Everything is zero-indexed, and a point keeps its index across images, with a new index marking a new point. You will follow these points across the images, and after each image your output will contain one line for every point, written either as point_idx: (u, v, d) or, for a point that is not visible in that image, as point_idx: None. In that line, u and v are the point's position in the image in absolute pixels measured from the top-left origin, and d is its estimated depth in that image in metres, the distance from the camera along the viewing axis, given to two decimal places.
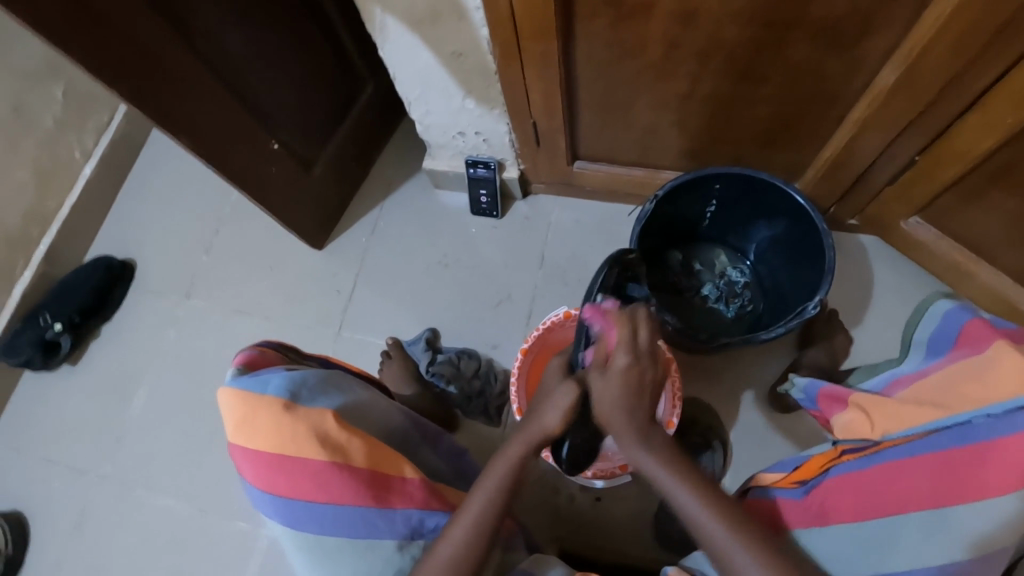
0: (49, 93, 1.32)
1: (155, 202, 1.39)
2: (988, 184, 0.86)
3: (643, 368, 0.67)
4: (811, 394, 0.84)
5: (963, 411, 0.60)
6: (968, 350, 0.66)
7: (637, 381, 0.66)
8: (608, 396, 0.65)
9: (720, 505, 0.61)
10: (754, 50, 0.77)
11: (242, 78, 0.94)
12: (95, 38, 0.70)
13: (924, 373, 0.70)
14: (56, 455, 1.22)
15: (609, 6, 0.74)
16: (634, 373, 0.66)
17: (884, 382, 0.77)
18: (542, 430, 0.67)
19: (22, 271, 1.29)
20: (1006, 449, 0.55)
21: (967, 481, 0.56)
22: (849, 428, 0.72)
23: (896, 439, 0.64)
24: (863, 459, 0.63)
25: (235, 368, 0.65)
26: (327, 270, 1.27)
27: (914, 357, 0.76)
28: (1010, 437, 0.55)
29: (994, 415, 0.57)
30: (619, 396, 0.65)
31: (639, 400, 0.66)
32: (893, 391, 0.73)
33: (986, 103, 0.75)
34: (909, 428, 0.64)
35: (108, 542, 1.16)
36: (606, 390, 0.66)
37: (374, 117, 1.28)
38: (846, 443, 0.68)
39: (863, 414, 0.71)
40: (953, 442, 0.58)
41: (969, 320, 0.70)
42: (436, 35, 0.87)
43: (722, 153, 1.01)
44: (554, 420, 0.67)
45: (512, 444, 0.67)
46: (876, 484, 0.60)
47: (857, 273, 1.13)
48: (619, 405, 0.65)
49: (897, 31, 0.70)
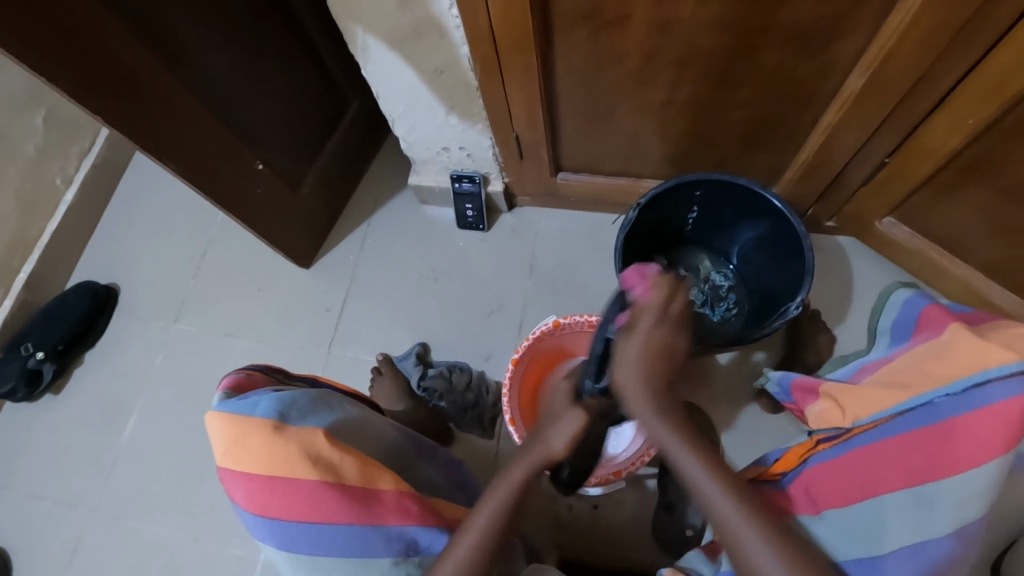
0: (31, 122, 1.27)
1: (140, 227, 1.38)
2: (956, 180, 0.89)
3: (668, 329, 0.70)
4: (785, 386, 0.85)
5: (924, 391, 0.60)
6: (928, 333, 0.67)
7: (662, 345, 0.70)
8: (632, 352, 0.69)
9: (734, 486, 0.61)
10: (727, 59, 0.79)
11: (227, 100, 0.95)
12: (80, 63, 0.71)
13: (889, 359, 0.70)
14: (43, 487, 1.20)
15: (586, 20, 0.76)
16: (659, 333, 0.70)
17: (852, 369, 0.77)
18: (545, 453, 0.68)
19: (4, 301, 1.28)
20: (968, 425, 0.56)
21: (937, 459, 0.57)
22: (821, 417, 0.70)
23: (866, 424, 0.64)
24: (838, 447, 0.66)
25: (223, 394, 0.65)
26: (317, 289, 1.27)
27: (880, 345, 0.76)
28: (973, 412, 0.56)
29: (953, 393, 0.58)
30: (641, 356, 0.69)
31: (659, 366, 0.69)
32: (861, 378, 0.72)
33: (950, 102, 0.79)
34: (875, 412, 0.64)
35: (99, 574, 1.13)
36: (630, 347, 0.70)
37: (359, 136, 1.29)
38: (821, 431, 0.69)
39: (833, 402, 0.70)
40: (920, 422, 0.60)
41: (928, 305, 0.70)
42: (418, 52, 0.88)
43: (701, 159, 1.03)
44: (559, 446, 0.69)
45: (516, 469, 0.67)
46: (853, 469, 0.63)
47: (836, 272, 1.16)
48: (641, 366, 0.68)
49: (861, 36, 0.73)
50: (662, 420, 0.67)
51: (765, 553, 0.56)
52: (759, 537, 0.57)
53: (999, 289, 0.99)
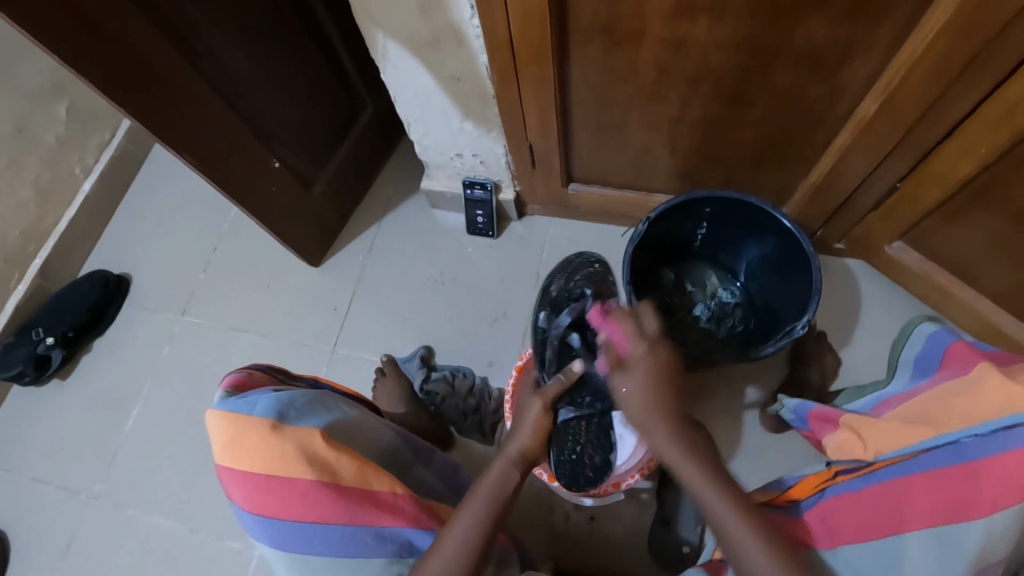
0: (54, 112, 1.30)
1: (154, 219, 1.40)
2: (967, 206, 0.89)
3: (658, 348, 0.69)
4: (802, 414, 0.85)
5: (951, 430, 0.60)
6: (953, 371, 0.68)
7: (666, 369, 0.68)
8: (638, 384, 0.67)
9: (744, 512, 0.62)
10: (742, 77, 0.80)
11: (245, 97, 0.97)
12: (102, 54, 0.72)
13: (914, 393, 0.71)
14: (45, 473, 1.21)
15: (602, 34, 0.77)
16: (652, 359, 0.68)
17: (874, 402, 0.78)
18: (519, 447, 0.72)
19: (18, 286, 1.29)
20: (996, 467, 0.56)
21: (961, 500, 0.57)
22: (841, 447, 0.71)
23: (888, 458, 0.64)
24: (858, 479, 0.66)
25: (224, 391, 0.66)
26: (325, 287, 1.28)
27: (901, 377, 0.78)
28: (999, 455, 0.56)
29: (982, 434, 0.58)
30: (648, 388, 0.67)
31: (668, 386, 0.67)
32: (881, 412, 0.73)
33: (964, 129, 0.78)
34: (900, 447, 0.64)
35: (96, 562, 1.14)
36: (631, 388, 0.68)
37: (374, 138, 1.31)
38: (841, 463, 0.69)
39: (854, 434, 0.70)
40: (945, 461, 0.59)
41: (954, 342, 0.72)
42: (436, 59, 0.90)
43: (712, 176, 1.04)
44: (529, 437, 0.73)
45: (509, 445, 0.73)
46: (872, 503, 0.63)
47: (845, 294, 1.15)
48: (648, 397, 0.67)
49: (875, 60, 0.74)
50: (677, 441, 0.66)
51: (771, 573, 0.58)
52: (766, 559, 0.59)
53: (1009, 316, 0.99)
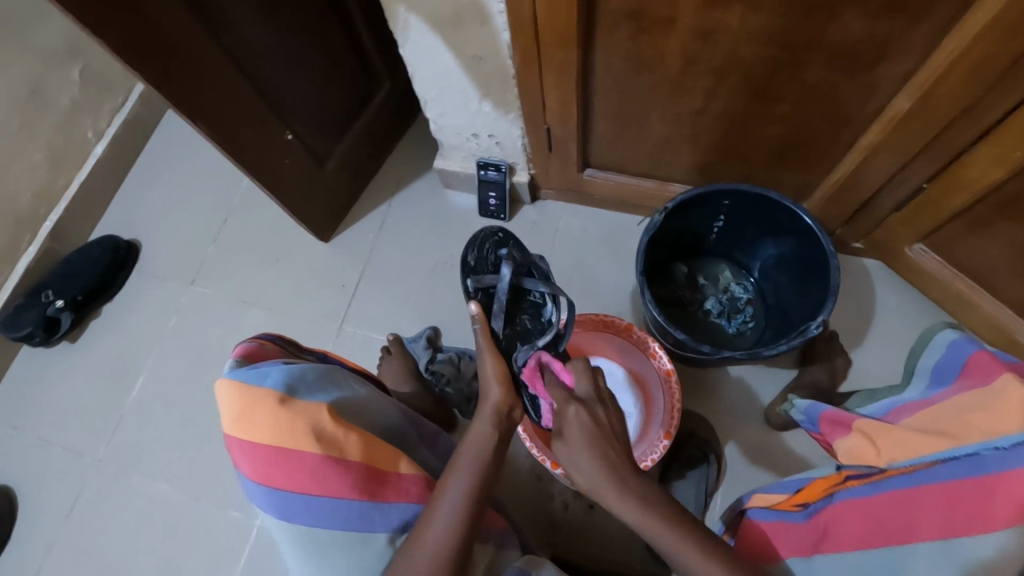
0: (68, 73, 1.26)
1: (166, 187, 1.40)
2: (992, 215, 0.87)
3: (593, 409, 0.67)
4: (813, 416, 0.82)
5: (971, 441, 0.55)
6: (974, 381, 0.63)
7: (603, 424, 0.66)
8: (581, 429, 0.65)
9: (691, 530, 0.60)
10: (772, 71, 0.78)
11: (261, 69, 0.95)
12: (123, 21, 0.70)
13: (930, 402, 0.67)
14: (52, 433, 1.22)
15: (631, 19, 0.75)
16: (587, 416, 0.66)
17: (887, 409, 0.75)
18: (493, 408, 0.71)
19: (29, 247, 1.30)
20: (1009, 482, 0.51)
21: (971, 515, 0.52)
22: (853, 454, 0.67)
23: (902, 468, 0.60)
24: (869, 486, 0.62)
25: (235, 361, 0.65)
26: (334, 264, 1.28)
27: (918, 386, 0.73)
28: (1016, 471, 0.51)
29: (1002, 448, 0.53)
30: (584, 445, 0.64)
31: (610, 444, 0.64)
32: (897, 418, 0.70)
33: (997, 134, 0.76)
34: (913, 457, 0.59)
35: (100, 525, 1.16)
36: (572, 444, 0.65)
37: (388, 115, 1.29)
38: (851, 468, 0.66)
39: (867, 440, 0.67)
40: (959, 474, 0.55)
41: (977, 352, 0.66)
42: (457, 37, 0.87)
43: (732, 170, 1.02)
44: (498, 391, 0.72)
45: (482, 407, 0.71)
46: (880, 512, 0.59)
47: (859, 295, 1.14)
48: (586, 453, 0.64)
49: (914, 59, 0.71)
50: (617, 496, 0.62)
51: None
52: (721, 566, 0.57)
53: None
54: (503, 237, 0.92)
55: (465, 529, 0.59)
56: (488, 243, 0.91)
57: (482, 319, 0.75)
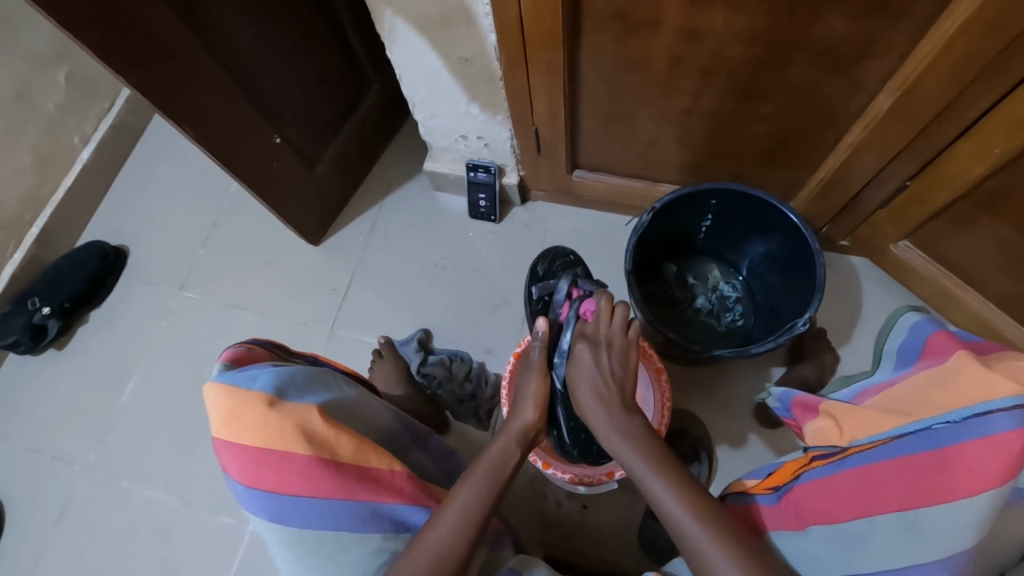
0: (53, 78, 1.31)
1: (155, 192, 1.39)
2: (975, 211, 0.88)
3: (598, 348, 0.75)
4: (785, 403, 0.77)
5: (925, 416, 0.55)
6: (935, 360, 0.60)
7: (606, 364, 0.74)
8: (587, 366, 0.74)
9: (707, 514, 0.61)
10: (756, 71, 0.78)
11: (249, 72, 0.95)
12: (108, 25, 0.70)
13: (891, 383, 0.64)
14: (40, 441, 1.21)
15: (616, 20, 0.75)
16: (591, 354, 0.75)
17: (855, 392, 0.70)
18: (522, 425, 0.73)
19: (14, 255, 1.28)
20: (966, 454, 0.51)
21: (933, 487, 0.52)
22: (819, 435, 0.66)
23: (862, 446, 0.60)
24: (832, 465, 0.61)
25: (223, 364, 0.65)
26: (324, 267, 1.27)
27: (883, 367, 0.69)
28: (970, 443, 0.51)
29: (955, 420, 0.53)
30: (592, 380, 0.73)
31: (611, 384, 0.73)
32: (863, 401, 0.66)
33: (978, 130, 0.77)
34: (873, 434, 0.59)
35: (89, 533, 1.14)
36: (583, 372, 0.74)
37: (378, 117, 1.29)
38: (818, 448, 0.65)
39: (833, 421, 0.65)
40: (917, 447, 0.55)
41: (936, 331, 0.63)
42: (445, 39, 0.88)
43: (719, 170, 1.03)
44: (531, 412, 0.75)
45: (511, 423, 0.74)
46: (845, 488, 0.59)
47: (846, 292, 1.15)
48: (593, 387, 0.73)
49: (895, 57, 0.72)
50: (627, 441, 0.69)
51: (716, 552, 0.58)
52: (708, 537, 0.59)
53: (1009, 321, 0.99)
54: (574, 259, 1.08)
55: (471, 535, 0.59)
56: (560, 260, 1.07)
57: (543, 336, 0.80)
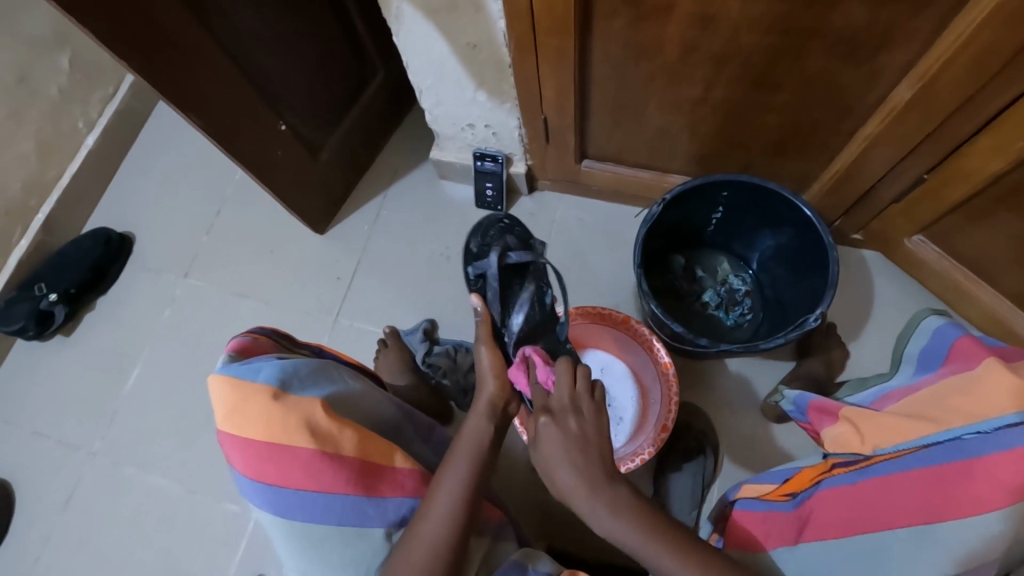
0: (55, 62, 1.26)
1: (159, 179, 1.38)
2: (992, 206, 0.86)
3: (564, 418, 0.61)
4: (801, 406, 0.79)
5: (954, 426, 0.55)
6: (959, 366, 0.61)
7: (577, 435, 0.61)
8: (552, 445, 0.61)
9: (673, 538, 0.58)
10: (771, 59, 0.76)
11: (253, 57, 0.94)
12: (108, 8, 0.68)
13: (914, 388, 0.65)
14: (47, 426, 1.22)
15: (628, 6, 0.73)
16: (558, 430, 0.61)
17: (875, 396, 0.72)
18: (488, 399, 0.68)
19: (20, 240, 1.28)
20: (992, 465, 0.50)
21: (956, 498, 0.51)
22: (838, 440, 0.67)
23: (887, 454, 0.60)
24: (855, 473, 0.60)
25: (227, 356, 0.64)
26: (329, 256, 1.27)
27: (904, 372, 0.71)
28: (996, 454, 0.51)
29: (985, 431, 0.53)
30: (563, 457, 0.60)
31: (585, 454, 0.60)
32: (885, 405, 0.67)
33: (999, 124, 0.75)
34: (901, 443, 0.59)
35: (95, 519, 1.15)
36: (552, 443, 0.61)
37: (383, 104, 1.27)
38: (838, 455, 0.65)
39: (851, 426, 0.66)
40: (942, 458, 0.54)
41: (960, 336, 0.65)
42: (452, 24, 0.86)
43: (729, 161, 1.01)
44: (493, 384, 0.69)
45: (476, 401, 0.68)
46: (864, 497, 0.58)
47: (857, 287, 1.13)
48: (564, 466, 0.60)
49: (915, 47, 0.70)
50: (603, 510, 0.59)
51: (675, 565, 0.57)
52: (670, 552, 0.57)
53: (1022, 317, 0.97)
54: None
55: (460, 519, 0.59)
56: None
57: (482, 312, 0.71)
